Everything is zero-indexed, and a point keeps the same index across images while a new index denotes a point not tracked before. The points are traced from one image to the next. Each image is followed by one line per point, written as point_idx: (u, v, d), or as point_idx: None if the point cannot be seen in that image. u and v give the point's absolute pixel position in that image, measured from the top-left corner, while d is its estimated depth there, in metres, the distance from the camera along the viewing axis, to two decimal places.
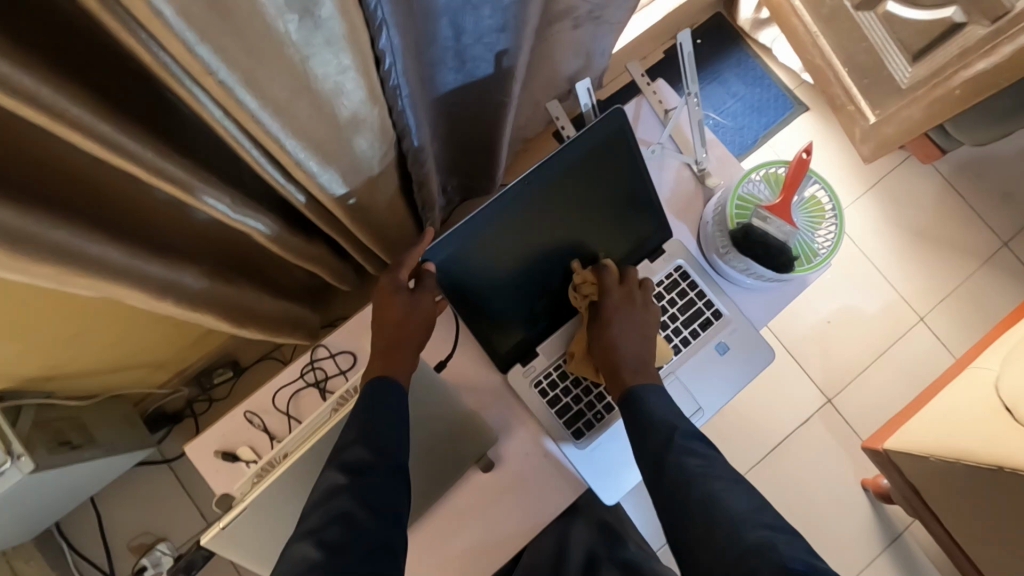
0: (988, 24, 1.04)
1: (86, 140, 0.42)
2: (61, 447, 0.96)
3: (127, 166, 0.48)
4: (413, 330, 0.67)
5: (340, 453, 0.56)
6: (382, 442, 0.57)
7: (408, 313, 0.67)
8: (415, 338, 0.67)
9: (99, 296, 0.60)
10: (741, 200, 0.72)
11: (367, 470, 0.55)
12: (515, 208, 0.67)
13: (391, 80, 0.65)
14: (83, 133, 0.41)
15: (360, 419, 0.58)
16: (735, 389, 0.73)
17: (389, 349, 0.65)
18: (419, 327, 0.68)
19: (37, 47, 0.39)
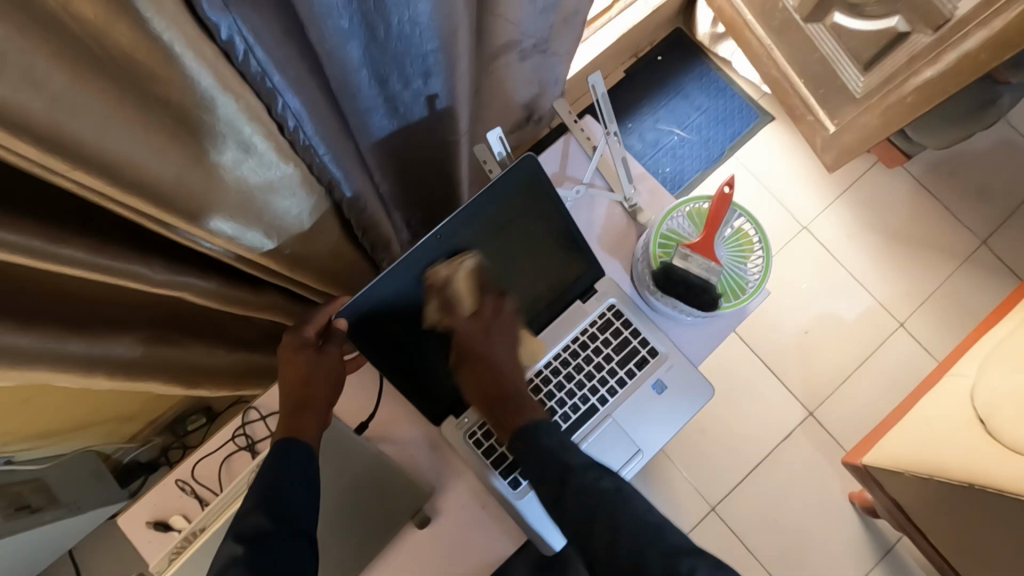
0: (931, 33, 1.03)
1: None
2: (20, 512, 0.98)
3: (17, 258, 0.47)
4: (322, 387, 0.68)
5: (240, 521, 0.55)
6: (284, 508, 0.56)
7: (316, 370, 0.68)
8: (324, 394, 0.67)
9: (16, 379, 0.60)
10: (664, 237, 0.71)
11: (266, 539, 0.54)
12: (430, 259, 0.66)
13: (302, 140, 0.65)
14: None
15: (268, 486, 0.58)
16: (674, 426, 0.72)
17: (295, 408, 0.65)
18: (328, 384, 0.68)
19: None
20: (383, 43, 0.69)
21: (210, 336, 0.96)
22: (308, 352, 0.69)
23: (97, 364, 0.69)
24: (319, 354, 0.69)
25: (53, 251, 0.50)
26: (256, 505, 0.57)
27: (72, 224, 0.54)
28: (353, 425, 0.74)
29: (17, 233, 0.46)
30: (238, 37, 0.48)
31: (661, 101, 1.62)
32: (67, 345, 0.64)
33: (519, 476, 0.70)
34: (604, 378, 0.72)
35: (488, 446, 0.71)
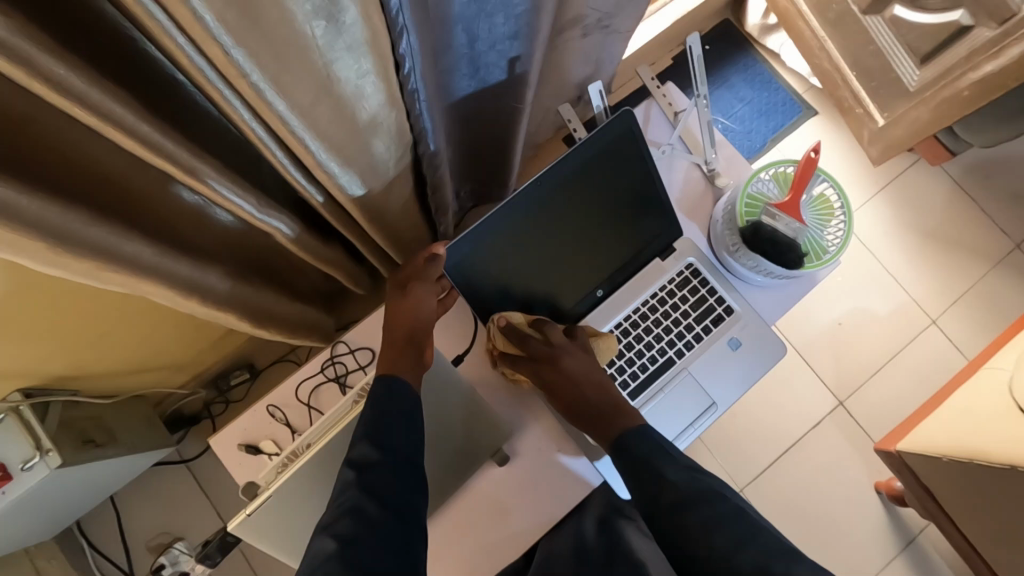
0: (995, 27, 1.05)
1: (120, 135, 0.45)
2: (86, 445, 1.01)
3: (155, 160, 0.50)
4: (582, 388, 0.70)
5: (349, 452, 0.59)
6: (387, 440, 0.60)
7: (411, 309, 0.73)
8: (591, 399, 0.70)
9: (127, 291, 0.62)
10: (750, 198, 0.74)
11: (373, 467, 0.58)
12: (524, 211, 0.68)
13: (409, 83, 0.67)
14: (125, 132, 0.45)
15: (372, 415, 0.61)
16: (746, 385, 0.74)
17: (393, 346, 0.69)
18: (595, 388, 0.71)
19: (72, 49, 0.42)
20: None
21: (276, 284, 0.98)
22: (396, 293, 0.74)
23: (195, 292, 0.71)
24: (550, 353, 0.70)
25: (185, 161, 0.53)
26: (369, 431, 0.60)
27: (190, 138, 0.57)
28: (449, 358, 0.77)
29: (156, 135, 0.48)
30: None
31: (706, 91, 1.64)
32: (174, 266, 0.66)
33: None
34: (681, 332, 0.75)
35: None
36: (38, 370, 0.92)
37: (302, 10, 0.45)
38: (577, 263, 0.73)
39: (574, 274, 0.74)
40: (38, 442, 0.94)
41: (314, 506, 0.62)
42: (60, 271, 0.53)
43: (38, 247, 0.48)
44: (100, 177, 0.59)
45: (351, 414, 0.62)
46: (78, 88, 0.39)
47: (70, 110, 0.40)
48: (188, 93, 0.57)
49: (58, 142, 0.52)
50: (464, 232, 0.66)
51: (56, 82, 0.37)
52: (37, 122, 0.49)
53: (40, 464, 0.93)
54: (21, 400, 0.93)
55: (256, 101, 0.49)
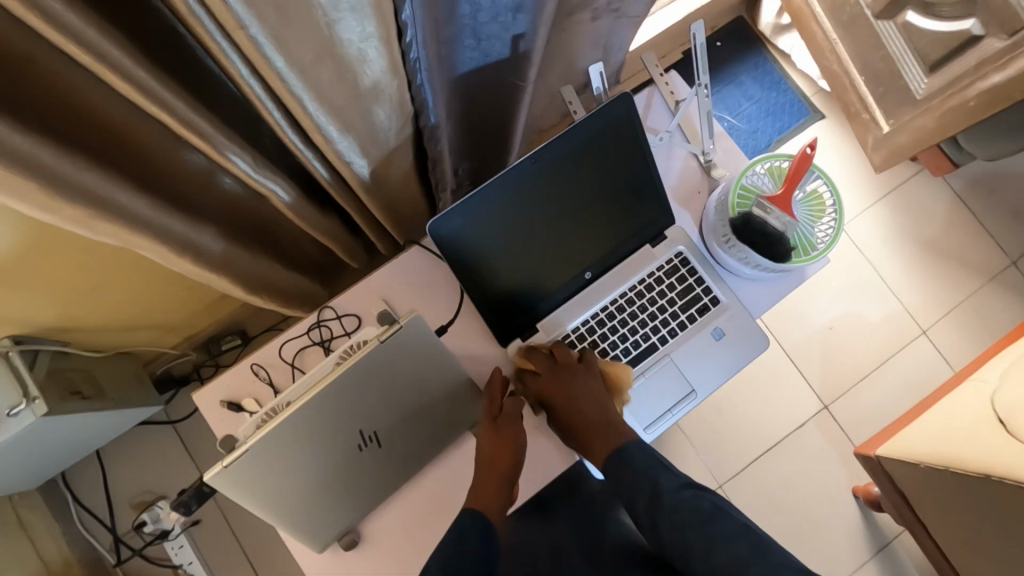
0: (1006, 38, 1.05)
1: (118, 80, 0.45)
2: (73, 396, 1.02)
3: (153, 109, 0.50)
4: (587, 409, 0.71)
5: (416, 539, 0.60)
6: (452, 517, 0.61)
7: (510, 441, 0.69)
8: (594, 420, 0.71)
9: (119, 242, 0.63)
10: (743, 190, 0.74)
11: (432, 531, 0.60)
12: (515, 189, 0.68)
13: (409, 51, 0.68)
14: (121, 76, 0.45)
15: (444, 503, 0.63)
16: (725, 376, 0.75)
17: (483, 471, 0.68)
18: (610, 413, 0.72)
19: None
20: None
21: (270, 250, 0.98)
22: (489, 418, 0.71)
23: (185, 247, 0.72)
24: (568, 370, 0.72)
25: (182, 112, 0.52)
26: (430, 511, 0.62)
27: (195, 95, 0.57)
28: (432, 328, 0.75)
29: (155, 84, 0.49)
30: None
31: (715, 87, 1.63)
32: (166, 220, 0.67)
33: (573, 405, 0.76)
34: (665, 320, 0.76)
35: None
36: (30, 319, 0.93)
37: None
38: (565, 246, 0.73)
39: (563, 258, 0.74)
40: (25, 389, 0.95)
41: (289, 467, 0.62)
42: (54, 216, 0.53)
43: (31, 189, 0.48)
44: (95, 123, 0.59)
45: (330, 376, 0.61)
46: (79, 29, 0.40)
47: (69, 50, 0.40)
48: (188, 45, 0.57)
49: (59, 89, 0.53)
50: (452, 206, 0.66)
51: (56, 20, 0.38)
52: (40, 66, 0.50)
53: (25, 411, 0.94)
54: (10, 346, 0.93)
55: (254, 55, 0.50)
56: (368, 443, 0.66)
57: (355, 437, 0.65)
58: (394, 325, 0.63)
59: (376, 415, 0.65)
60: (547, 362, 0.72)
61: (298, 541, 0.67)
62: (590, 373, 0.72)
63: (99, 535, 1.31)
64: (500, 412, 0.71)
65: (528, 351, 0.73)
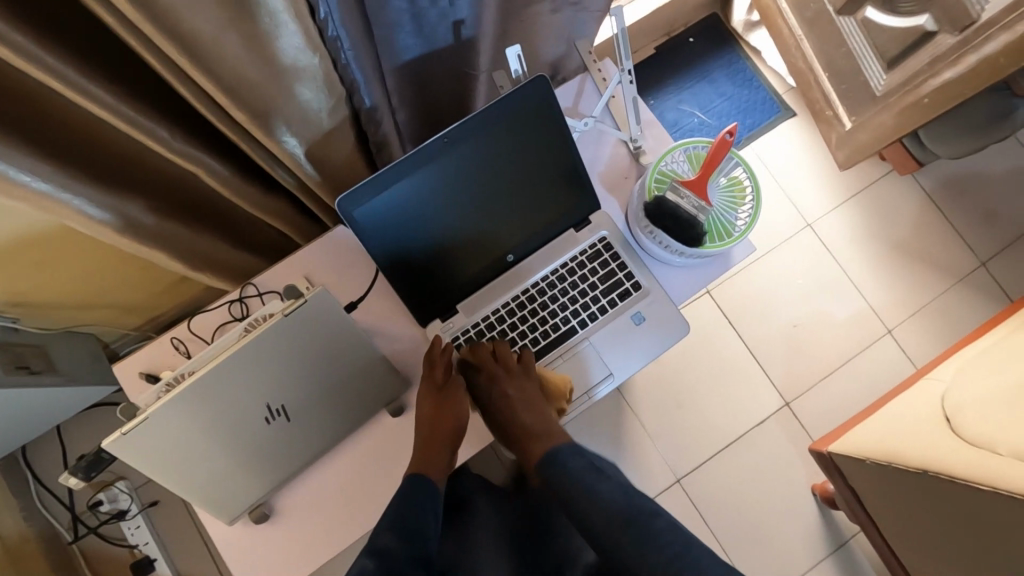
0: (956, 35, 1.05)
1: (6, 49, 0.46)
2: (20, 370, 1.04)
3: (50, 79, 0.51)
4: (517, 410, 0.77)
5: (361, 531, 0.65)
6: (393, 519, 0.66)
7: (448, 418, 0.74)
8: (534, 424, 0.77)
9: (37, 211, 0.64)
10: (661, 174, 0.75)
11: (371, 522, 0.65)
12: (428, 167, 0.68)
13: (330, 31, 0.69)
14: (7, 44, 0.46)
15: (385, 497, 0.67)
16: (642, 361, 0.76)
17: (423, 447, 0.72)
18: (549, 419, 0.78)
19: None
20: None
21: (220, 231, 0.99)
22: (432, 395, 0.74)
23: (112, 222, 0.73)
24: (507, 372, 0.76)
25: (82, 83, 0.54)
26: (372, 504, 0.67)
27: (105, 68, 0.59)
28: (342, 303, 0.76)
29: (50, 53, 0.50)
30: None
31: (686, 83, 1.64)
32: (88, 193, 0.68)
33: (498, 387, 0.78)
34: (586, 304, 0.77)
35: (470, 352, 0.76)
36: None
37: None
38: (482, 225, 0.74)
39: (489, 233, 0.75)
40: None
41: (193, 436, 0.63)
42: None
43: None
44: None
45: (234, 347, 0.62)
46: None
47: None
48: None
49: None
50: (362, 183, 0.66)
51: None
52: None
53: None
54: None
55: (145, 24, 0.51)
56: (276, 416, 0.67)
57: (261, 410, 0.66)
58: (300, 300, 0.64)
59: (283, 390, 0.67)
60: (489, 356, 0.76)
61: (208, 511, 0.69)
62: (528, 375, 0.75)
63: (58, 513, 1.32)
64: (449, 383, 0.75)
65: (474, 347, 0.76)
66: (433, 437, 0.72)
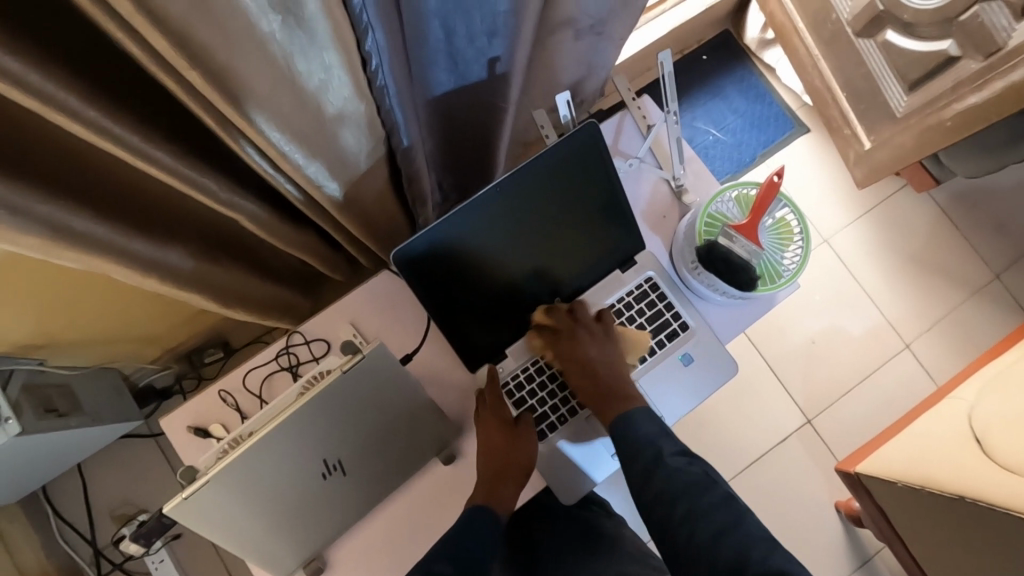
0: (981, 60, 1.05)
1: (78, 127, 0.45)
2: (49, 414, 1.03)
3: (115, 150, 0.50)
4: (603, 369, 0.76)
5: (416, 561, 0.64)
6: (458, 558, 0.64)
7: (519, 445, 0.73)
8: (606, 377, 0.76)
9: (86, 269, 0.63)
10: (710, 217, 0.76)
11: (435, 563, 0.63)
12: (480, 216, 0.69)
13: (377, 80, 0.68)
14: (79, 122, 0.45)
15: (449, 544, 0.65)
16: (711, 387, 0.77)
17: (495, 476, 0.72)
18: (623, 376, 0.76)
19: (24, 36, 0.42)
20: None
21: (250, 268, 0.98)
22: (501, 427, 0.73)
23: (155, 272, 0.72)
24: (585, 333, 0.76)
25: (144, 150, 0.53)
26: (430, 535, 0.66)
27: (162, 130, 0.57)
28: (398, 356, 0.77)
29: (117, 124, 0.49)
30: None
31: (700, 100, 1.64)
32: (134, 246, 0.67)
33: (545, 428, 0.78)
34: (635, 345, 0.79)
35: (520, 398, 0.78)
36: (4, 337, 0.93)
37: (255, 2, 0.46)
38: (532, 271, 0.75)
39: (536, 270, 0.75)
40: None
41: (253, 496, 0.63)
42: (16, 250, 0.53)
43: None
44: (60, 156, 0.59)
45: (294, 405, 0.61)
46: (36, 83, 0.40)
47: (24, 102, 0.41)
48: None
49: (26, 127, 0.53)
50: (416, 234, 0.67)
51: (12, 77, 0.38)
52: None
53: None
54: None
55: (208, 90, 0.50)
56: (332, 472, 0.67)
57: (318, 466, 0.66)
58: (357, 354, 0.63)
59: (339, 444, 0.66)
60: (568, 320, 0.77)
61: (263, 566, 0.69)
62: (608, 335, 0.77)
63: (80, 548, 1.30)
64: (520, 418, 0.75)
65: (550, 308, 0.77)
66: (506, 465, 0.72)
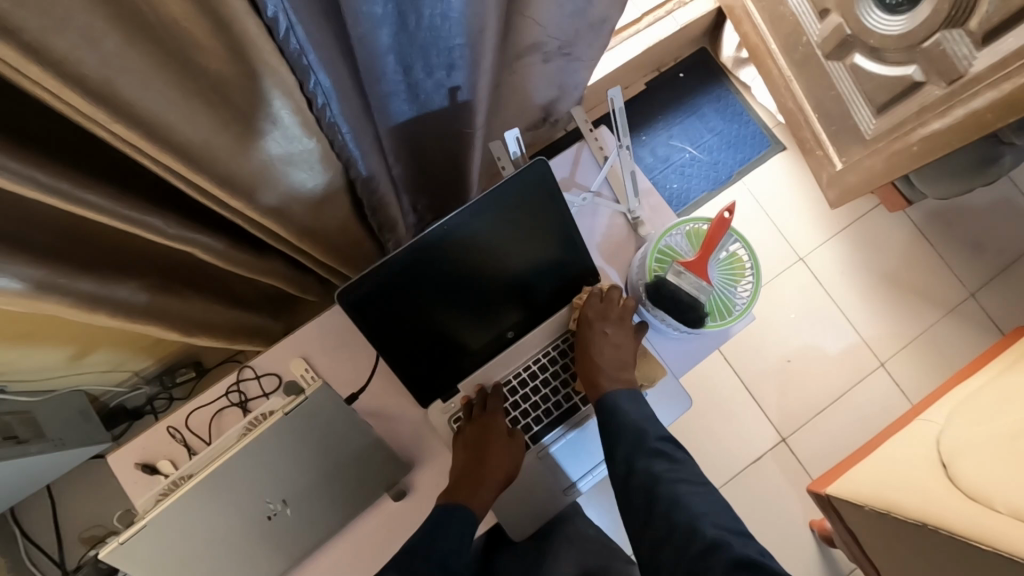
0: (944, 86, 1.06)
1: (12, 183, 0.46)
2: (7, 441, 1.03)
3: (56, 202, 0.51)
4: (607, 354, 0.78)
5: None
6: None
7: (502, 457, 0.75)
8: (609, 365, 0.78)
9: (30, 310, 0.63)
10: (661, 252, 0.80)
11: None
12: (429, 252, 0.72)
13: (327, 117, 0.69)
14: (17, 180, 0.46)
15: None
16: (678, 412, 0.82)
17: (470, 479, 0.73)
18: (620, 372, 0.78)
19: None
20: (414, 32, 0.71)
21: (213, 295, 0.98)
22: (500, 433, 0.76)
23: (106, 306, 0.71)
24: (611, 318, 0.79)
25: (86, 198, 0.53)
26: None
27: (104, 173, 0.58)
28: (342, 395, 0.81)
29: (53, 177, 0.49)
30: (282, 15, 0.52)
31: (677, 118, 1.65)
32: (81, 284, 0.67)
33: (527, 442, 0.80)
34: None
35: None
36: None
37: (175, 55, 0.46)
38: (485, 305, 0.78)
39: (487, 297, 0.78)
40: None
41: (193, 542, 0.63)
42: None
43: None
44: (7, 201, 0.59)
45: (234, 447, 0.64)
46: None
47: None
48: None
49: None
50: (364, 271, 0.70)
51: None
52: None
53: None
54: None
55: (141, 140, 0.50)
56: (277, 513, 0.68)
57: (262, 508, 0.67)
58: (301, 395, 0.65)
59: (286, 487, 0.67)
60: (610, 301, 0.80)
61: None
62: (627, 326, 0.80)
63: (48, 571, 1.29)
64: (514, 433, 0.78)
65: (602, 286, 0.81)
66: (485, 472, 0.73)
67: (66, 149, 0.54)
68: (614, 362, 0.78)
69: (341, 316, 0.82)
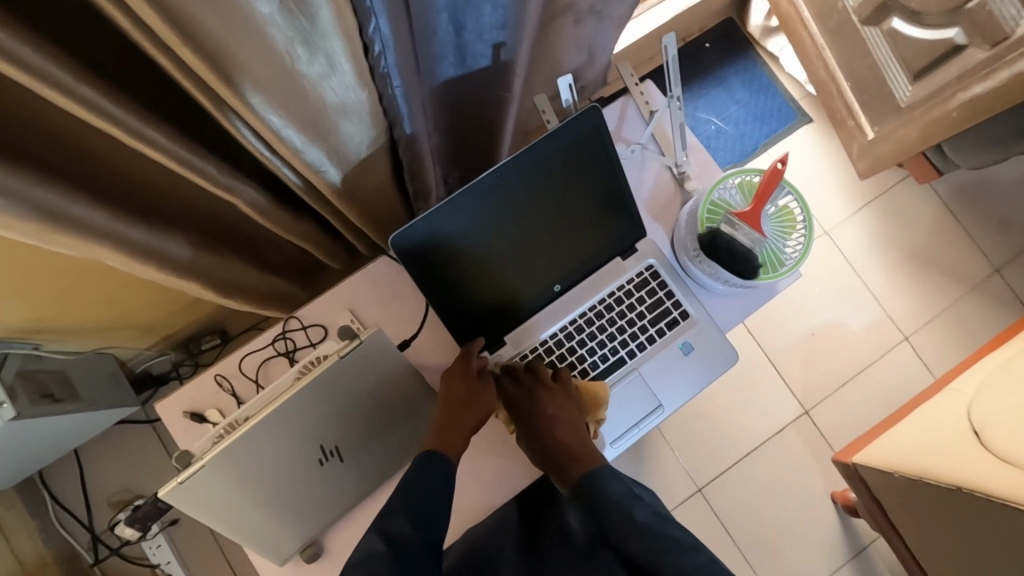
0: (988, 49, 1.04)
1: (79, 109, 0.45)
2: (44, 399, 1.03)
3: (121, 135, 0.50)
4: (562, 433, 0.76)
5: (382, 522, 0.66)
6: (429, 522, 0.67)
7: (476, 404, 0.75)
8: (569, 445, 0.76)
9: (83, 256, 0.62)
10: (713, 205, 0.81)
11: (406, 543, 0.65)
12: (476, 202, 0.73)
13: (381, 67, 0.67)
14: (84, 105, 0.45)
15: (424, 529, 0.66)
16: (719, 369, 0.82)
17: (444, 424, 0.73)
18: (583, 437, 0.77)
19: (26, 16, 0.42)
20: None
21: (247, 257, 0.97)
22: (468, 381, 0.76)
23: (154, 260, 0.71)
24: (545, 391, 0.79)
25: (146, 134, 0.52)
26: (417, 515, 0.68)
27: (158, 112, 0.57)
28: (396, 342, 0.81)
29: (119, 107, 0.48)
30: None
31: (703, 90, 1.62)
32: (134, 234, 0.66)
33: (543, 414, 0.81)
34: (636, 332, 0.84)
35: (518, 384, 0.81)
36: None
37: None
38: (533, 258, 0.79)
39: (533, 258, 0.79)
40: None
41: (249, 483, 0.64)
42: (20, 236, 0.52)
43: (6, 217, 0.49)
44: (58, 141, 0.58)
45: (287, 393, 0.64)
46: (29, 58, 0.39)
47: (24, 81, 0.40)
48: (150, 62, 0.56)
49: (24, 109, 0.52)
50: (415, 219, 0.70)
51: (12, 54, 0.38)
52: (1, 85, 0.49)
53: None
54: None
55: (207, 72, 0.49)
56: (330, 457, 0.69)
57: (316, 452, 0.68)
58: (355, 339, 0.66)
59: (339, 430, 0.68)
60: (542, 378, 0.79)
61: (261, 555, 0.71)
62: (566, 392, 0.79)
63: (77, 533, 1.31)
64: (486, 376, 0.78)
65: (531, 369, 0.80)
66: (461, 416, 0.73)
67: (124, 84, 0.53)
68: (571, 435, 0.77)
69: (386, 274, 0.82)
